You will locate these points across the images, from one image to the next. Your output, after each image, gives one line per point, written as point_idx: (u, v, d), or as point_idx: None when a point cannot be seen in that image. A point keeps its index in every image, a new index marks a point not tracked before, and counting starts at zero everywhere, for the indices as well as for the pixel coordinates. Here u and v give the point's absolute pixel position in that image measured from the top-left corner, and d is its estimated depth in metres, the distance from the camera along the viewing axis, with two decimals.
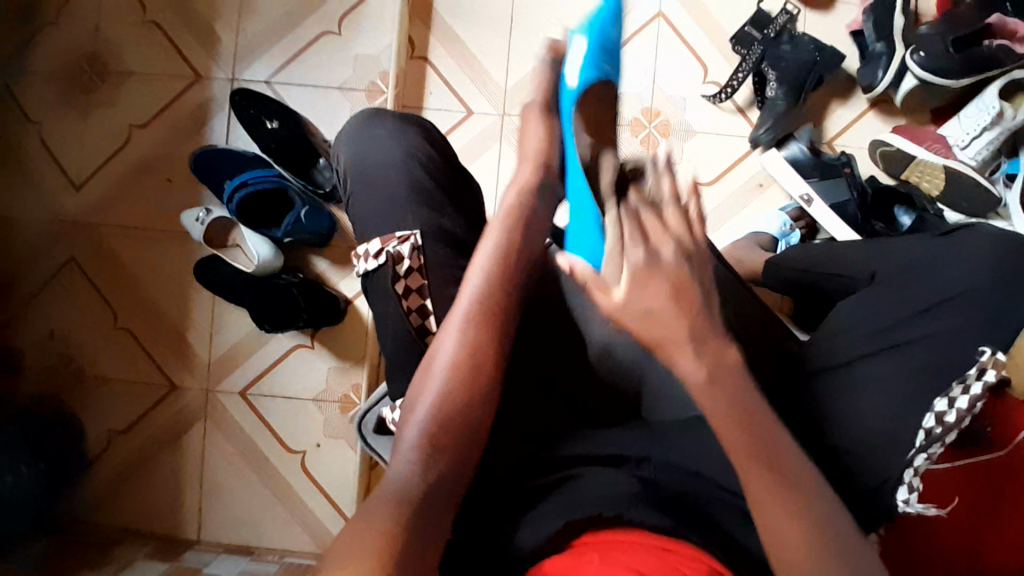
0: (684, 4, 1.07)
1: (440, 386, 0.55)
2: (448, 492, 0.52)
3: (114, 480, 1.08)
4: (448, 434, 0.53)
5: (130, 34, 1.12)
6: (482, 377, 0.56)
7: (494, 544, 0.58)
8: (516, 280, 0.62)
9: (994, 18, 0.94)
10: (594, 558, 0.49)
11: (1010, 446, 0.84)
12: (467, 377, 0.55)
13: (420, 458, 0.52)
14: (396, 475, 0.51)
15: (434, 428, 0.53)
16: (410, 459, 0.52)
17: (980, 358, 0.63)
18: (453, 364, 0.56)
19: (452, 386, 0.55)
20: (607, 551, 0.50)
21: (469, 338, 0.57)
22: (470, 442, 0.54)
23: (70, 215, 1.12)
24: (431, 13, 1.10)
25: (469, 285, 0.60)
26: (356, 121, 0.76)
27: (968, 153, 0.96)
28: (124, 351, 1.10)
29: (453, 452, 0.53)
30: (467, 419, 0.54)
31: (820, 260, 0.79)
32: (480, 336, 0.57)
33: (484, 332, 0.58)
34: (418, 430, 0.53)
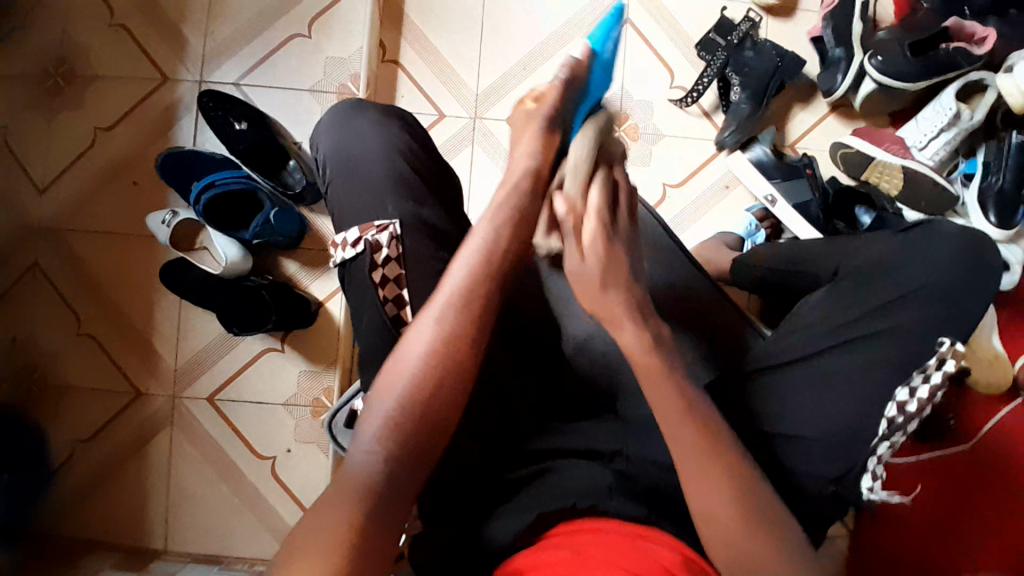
0: (649, 10, 1.10)
1: (409, 375, 0.54)
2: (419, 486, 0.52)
3: (79, 491, 1.05)
4: (412, 422, 0.53)
5: (96, 35, 1.10)
6: (451, 366, 0.55)
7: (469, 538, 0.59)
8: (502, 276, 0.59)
9: (951, 22, 0.98)
10: (570, 549, 0.49)
11: (973, 439, 0.95)
12: (435, 366, 0.54)
13: (386, 448, 0.52)
14: (364, 464, 0.51)
15: (399, 417, 0.53)
16: (370, 447, 0.52)
17: (939, 348, 0.65)
18: (425, 362, 0.54)
19: (419, 377, 0.54)
20: (581, 541, 0.51)
21: (442, 326, 0.55)
22: (437, 431, 0.54)
23: (33, 219, 1.09)
24: (403, 18, 1.11)
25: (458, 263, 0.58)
26: (337, 111, 0.76)
27: (926, 154, 1.01)
28: (88, 358, 1.07)
29: (418, 441, 0.53)
30: (435, 409, 0.54)
31: (792, 257, 0.81)
32: (454, 321, 0.56)
33: (461, 319, 0.56)
34: (382, 418, 0.53)
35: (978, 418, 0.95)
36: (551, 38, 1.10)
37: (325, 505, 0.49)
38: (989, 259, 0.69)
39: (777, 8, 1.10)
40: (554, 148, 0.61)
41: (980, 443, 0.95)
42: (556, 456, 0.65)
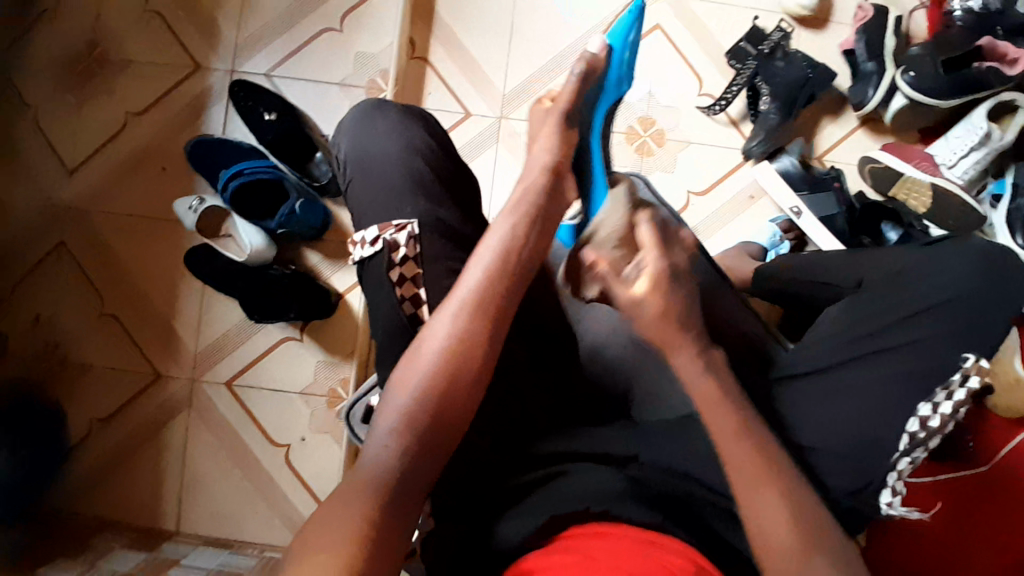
0: (680, 16, 1.10)
1: (426, 370, 0.55)
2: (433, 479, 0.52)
3: (95, 469, 1.07)
4: (426, 418, 0.53)
5: (131, 21, 1.12)
6: (469, 364, 0.55)
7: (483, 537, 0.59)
8: (519, 274, 0.61)
9: (984, 41, 0.97)
10: (582, 551, 0.50)
11: (991, 462, 0.94)
12: (453, 364, 0.55)
13: (401, 443, 0.52)
14: (379, 458, 0.52)
15: (415, 412, 0.53)
16: (386, 441, 0.52)
17: (963, 365, 0.65)
18: (441, 360, 0.55)
19: (436, 374, 0.54)
20: (594, 546, 0.51)
21: (460, 323, 0.56)
22: (452, 427, 0.54)
23: (62, 199, 1.11)
24: (433, 15, 1.12)
25: (473, 268, 0.60)
26: (357, 112, 0.76)
27: (955, 173, 0.99)
28: (109, 339, 1.09)
29: (432, 437, 0.53)
30: (450, 403, 0.54)
31: (807, 267, 0.81)
32: (472, 319, 0.57)
33: (478, 317, 0.57)
34: (397, 412, 0.53)
35: (997, 440, 0.94)
36: (580, 41, 1.10)
37: (343, 495, 0.50)
38: (1014, 271, 0.69)
39: (809, 19, 1.09)
40: (569, 144, 0.73)
41: (999, 465, 0.93)
42: (569, 459, 0.64)
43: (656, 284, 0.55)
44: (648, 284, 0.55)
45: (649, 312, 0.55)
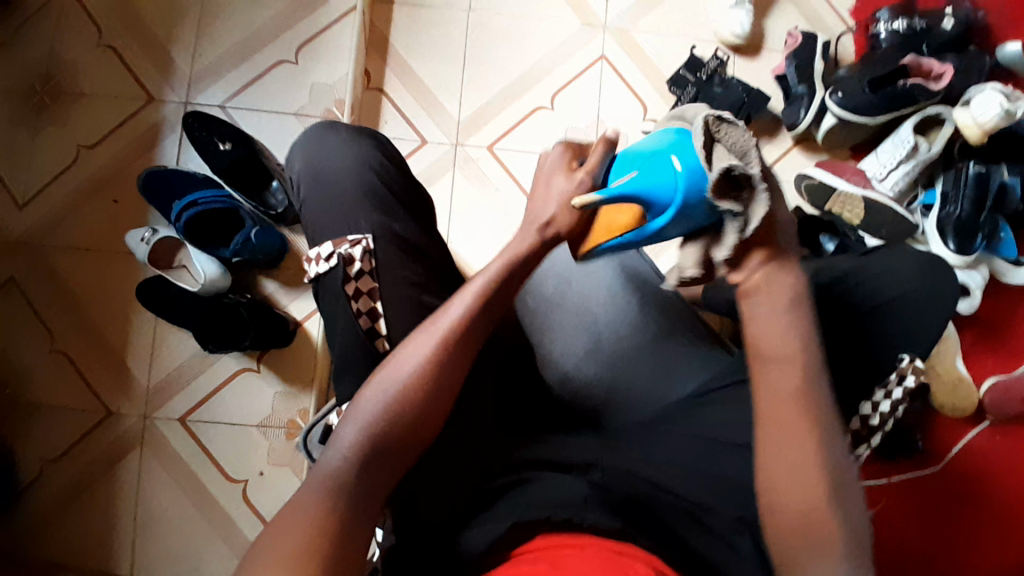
0: (623, 46, 1.16)
1: (399, 380, 0.55)
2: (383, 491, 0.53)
3: (43, 515, 1.01)
4: (390, 433, 0.54)
5: (82, 56, 1.12)
6: (442, 385, 0.57)
7: (447, 548, 0.59)
8: (498, 299, 0.61)
9: (908, 60, 1.04)
10: (544, 566, 0.49)
11: (942, 461, 1.02)
12: (428, 378, 0.56)
13: (360, 456, 0.52)
14: (335, 474, 0.52)
15: (375, 425, 0.54)
16: (343, 454, 0.52)
17: (899, 365, 0.72)
18: (409, 382, 0.55)
19: (409, 390, 0.55)
20: (557, 559, 0.51)
21: (438, 345, 0.57)
22: (414, 439, 0.55)
23: (10, 233, 1.08)
24: (387, 47, 1.15)
25: (469, 288, 0.60)
26: (309, 132, 0.78)
27: (886, 185, 1.07)
28: (59, 377, 1.05)
29: (393, 450, 0.54)
30: (412, 419, 0.55)
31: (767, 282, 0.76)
32: (456, 333, 0.58)
33: (458, 332, 0.58)
34: (361, 424, 0.54)
35: (946, 442, 1.03)
36: (531, 70, 1.15)
37: (296, 517, 0.48)
38: (948, 272, 0.73)
39: (743, 47, 1.16)
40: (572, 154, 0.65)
41: (950, 463, 1.02)
42: (534, 467, 0.64)
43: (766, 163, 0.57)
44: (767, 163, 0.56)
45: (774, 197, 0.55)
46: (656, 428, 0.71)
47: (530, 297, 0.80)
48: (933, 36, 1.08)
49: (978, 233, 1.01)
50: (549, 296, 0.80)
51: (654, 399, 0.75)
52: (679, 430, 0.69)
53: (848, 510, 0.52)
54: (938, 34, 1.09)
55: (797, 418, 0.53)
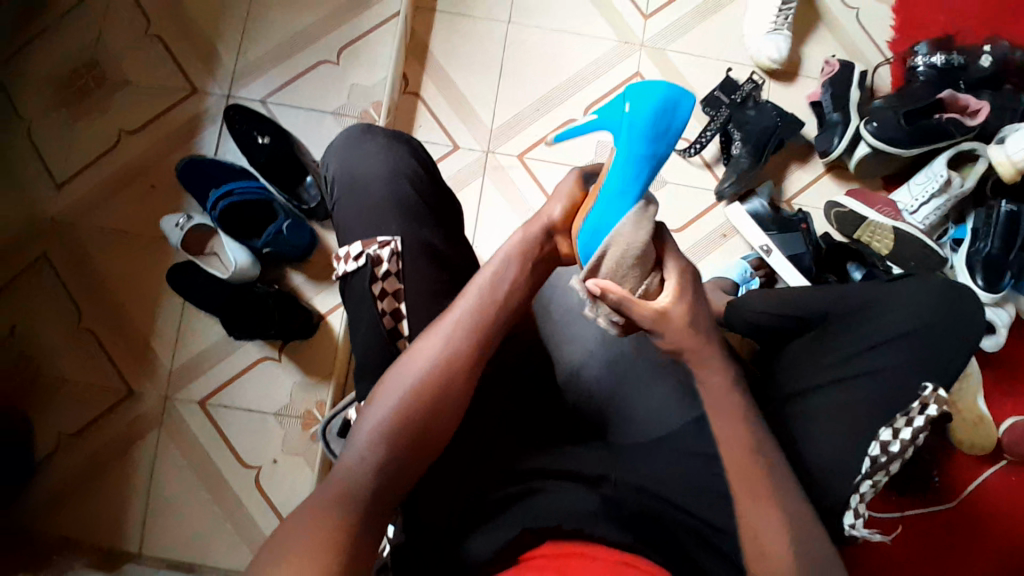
0: (659, 65, 1.17)
1: (409, 382, 0.56)
2: (396, 495, 0.53)
3: (58, 489, 1.03)
4: (405, 432, 0.54)
5: (131, 46, 1.15)
6: (454, 387, 0.57)
7: (453, 549, 0.59)
8: (507, 303, 0.61)
9: (945, 94, 1.04)
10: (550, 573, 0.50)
11: (958, 498, 1.01)
12: (443, 378, 0.56)
13: (377, 453, 0.53)
14: (349, 473, 0.53)
15: (391, 423, 0.54)
16: (362, 451, 0.53)
17: (922, 393, 0.69)
18: (420, 382, 0.56)
19: (420, 391, 0.55)
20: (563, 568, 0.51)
21: (450, 347, 0.57)
22: (426, 442, 0.55)
23: (48, 213, 1.11)
24: (425, 53, 1.17)
25: (469, 292, 0.61)
26: (347, 133, 0.80)
27: (917, 217, 1.06)
28: (84, 355, 1.07)
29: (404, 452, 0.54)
30: (423, 421, 0.55)
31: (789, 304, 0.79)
32: (470, 334, 0.59)
33: (470, 335, 0.59)
34: (377, 422, 0.54)
35: (962, 479, 1.01)
36: (566, 84, 1.16)
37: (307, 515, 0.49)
38: (972, 304, 0.73)
39: (778, 72, 1.17)
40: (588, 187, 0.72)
41: (966, 500, 1.01)
42: (544, 476, 0.64)
43: (680, 296, 0.57)
44: (675, 292, 0.57)
45: (676, 323, 0.57)
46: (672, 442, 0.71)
47: (548, 302, 0.78)
48: (969, 72, 1.09)
49: (1006, 271, 1.00)
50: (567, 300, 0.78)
51: (662, 417, 0.71)
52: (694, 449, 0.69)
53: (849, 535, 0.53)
54: (975, 71, 1.09)
55: None
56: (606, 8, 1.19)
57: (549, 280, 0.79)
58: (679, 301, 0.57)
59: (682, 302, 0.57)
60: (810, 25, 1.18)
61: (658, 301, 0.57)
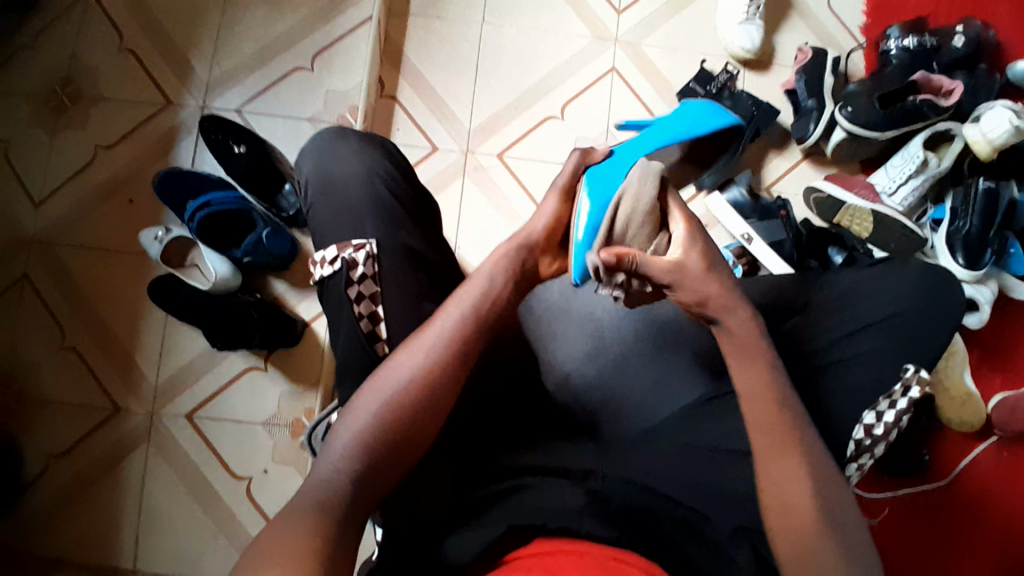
0: (634, 59, 1.18)
1: (391, 392, 0.55)
2: (370, 502, 0.53)
3: (48, 509, 1.02)
4: (383, 443, 0.54)
5: (104, 61, 1.15)
6: (436, 398, 0.57)
7: (431, 553, 0.57)
8: (493, 314, 0.61)
9: (919, 76, 1.04)
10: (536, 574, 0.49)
11: (949, 476, 1.01)
12: (421, 389, 0.56)
13: (352, 467, 0.53)
14: (322, 479, 0.52)
15: (369, 434, 0.54)
16: (337, 464, 0.53)
17: (903, 375, 0.69)
18: (403, 394, 0.55)
19: (401, 401, 0.55)
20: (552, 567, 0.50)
21: (431, 360, 0.57)
22: (401, 450, 0.55)
23: (28, 232, 1.10)
24: (401, 56, 1.17)
25: (456, 304, 0.60)
26: (319, 138, 0.79)
27: (895, 199, 1.07)
28: (68, 374, 1.06)
29: (381, 461, 0.54)
30: (404, 430, 0.55)
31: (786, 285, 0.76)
32: (454, 346, 0.58)
33: (455, 347, 0.58)
34: (353, 435, 0.54)
35: (953, 458, 1.02)
36: (542, 82, 1.17)
37: (284, 527, 0.49)
38: (951, 286, 0.74)
39: (753, 62, 1.17)
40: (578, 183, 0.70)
41: (957, 479, 1.01)
42: (532, 473, 0.63)
43: (692, 246, 0.58)
44: (685, 238, 0.59)
45: (692, 273, 0.57)
46: (657, 433, 0.71)
47: (535, 303, 0.80)
48: (943, 54, 1.10)
49: (987, 249, 1.00)
50: (556, 297, 0.81)
51: (650, 410, 0.75)
52: (678, 440, 0.69)
53: (837, 517, 0.53)
54: (948, 52, 1.10)
55: (788, 437, 0.55)
56: (579, 4, 1.19)
57: (534, 293, 0.80)
58: (692, 251, 0.58)
59: (695, 251, 0.58)
60: (783, 13, 1.19)
61: (669, 254, 0.59)
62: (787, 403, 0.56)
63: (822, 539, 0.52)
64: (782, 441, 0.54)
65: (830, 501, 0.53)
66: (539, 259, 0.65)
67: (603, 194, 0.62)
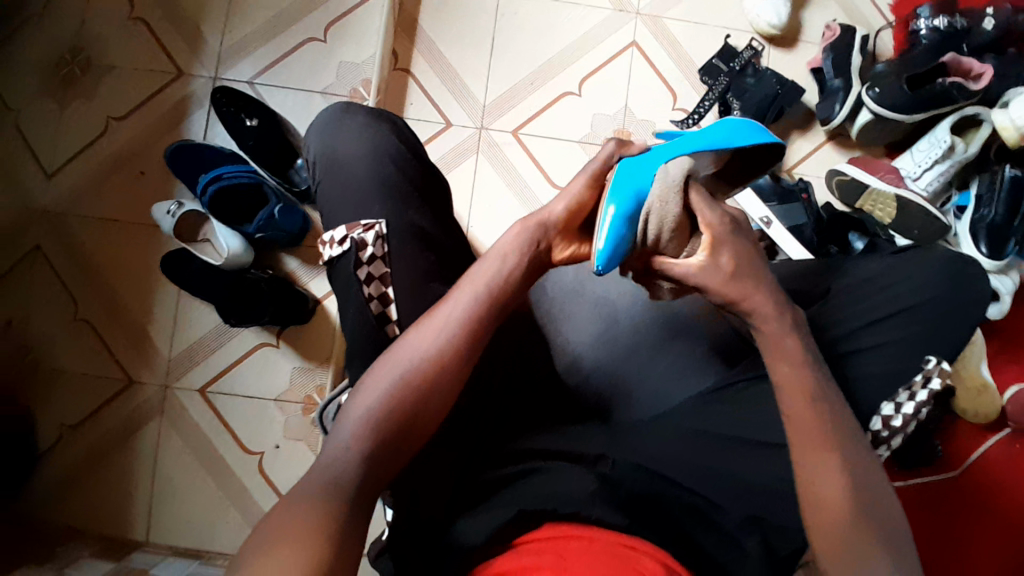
0: (654, 33, 1.14)
1: (401, 374, 0.55)
2: (380, 482, 0.53)
3: (64, 478, 1.04)
4: (393, 424, 0.54)
5: (114, 29, 1.13)
6: (445, 380, 0.56)
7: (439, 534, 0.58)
8: (507, 297, 0.60)
9: (949, 57, 1.00)
10: (549, 560, 0.49)
11: (959, 467, 1.02)
12: (431, 371, 0.55)
13: (361, 447, 0.52)
14: (332, 459, 0.52)
15: (379, 415, 0.54)
16: (347, 443, 0.53)
17: (925, 366, 0.68)
18: (413, 376, 0.55)
19: (411, 382, 0.55)
20: (564, 553, 0.50)
21: (440, 342, 0.56)
22: (410, 432, 0.55)
23: (40, 204, 1.10)
24: (415, 28, 1.14)
25: (465, 286, 0.59)
26: (329, 113, 0.78)
27: (919, 185, 1.04)
28: (82, 346, 1.07)
29: (391, 442, 0.54)
30: (414, 412, 0.55)
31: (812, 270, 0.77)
32: (463, 328, 0.57)
33: (465, 329, 0.57)
34: (363, 416, 0.54)
35: (965, 448, 1.02)
36: (560, 56, 1.14)
37: (292, 510, 0.48)
38: (976, 278, 0.72)
39: (778, 38, 1.14)
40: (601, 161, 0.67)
41: (968, 470, 1.01)
42: (542, 458, 0.63)
43: (720, 246, 0.56)
44: (710, 245, 0.55)
45: (720, 274, 0.56)
46: (669, 419, 0.70)
47: (549, 283, 0.79)
48: (973, 36, 1.06)
49: (1010, 239, 0.98)
50: (570, 278, 0.80)
51: (665, 397, 0.74)
52: (688, 427, 0.69)
53: (856, 511, 0.52)
54: (976, 36, 1.05)
55: (805, 429, 0.54)
56: None
57: (547, 278, 0.80)
58: (720, 252, 0.55)
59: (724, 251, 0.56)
60: None
61: (694, 257, 0.56)
62: (805, 395, 0.55)
63: (833, 532, 0.51)
64: (796, 433, 0.54)
65: (849, 495, 0.52)
66: (552, 242, 0.63)
67: (630, 188, 0.57)
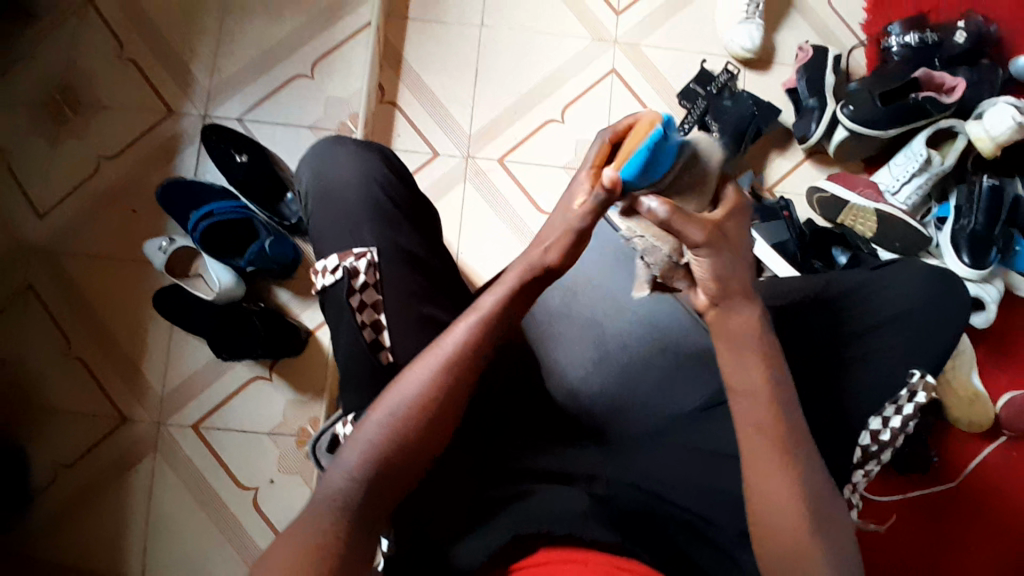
0: (634, 60, 1.17)
1: (402, 402, 0.55)
2: (382, 509, 0.53)
3: (57, 518, 1.03)
4: (395, 452, 0.54)
5: (105, 70, 1.15)
6: (445, 406, 0.56)
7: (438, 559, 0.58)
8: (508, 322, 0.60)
9: (921, 73, 1.04)
10: None
11: (958, 478, 1.01)
12: (432, 398, 0.56)
13: (363, 476, 0.53)
14: (334, 488, 0.53)
15: (381, 444, 0.54)
16: (349, 472, 0.53)
17: (910, 380, 0.69)
18: (415, 403, 0.55)
19: (413, 410, 0.55)
20: None
21: (439, 369, 0.56)
22: (412, 458, 0.55)
23: (32, 242, 1.11)
24: (400, 61, 1.17)
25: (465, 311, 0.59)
26: (320, 147, 0.79)
27: (899, 199, 1.07)
28: (74, 384, 1.07)
29: (393, 469, 0.54)
30: (416, 440, 0.55)
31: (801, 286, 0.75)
32: (463, 352, 0.57)
33: (466, 355, 0.57)
34: (365, 445, 0.54)
35: (962, 458, 1.02)
36: (542, 85, 1.17)
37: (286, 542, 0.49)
38: (961, 289, 0.74)
39: (753, 61, 1.17)
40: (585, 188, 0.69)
41: (965, 480, 1.01)
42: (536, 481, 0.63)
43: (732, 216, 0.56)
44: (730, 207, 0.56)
45: (728, 257, 0.56)
46: (661, 438, 0.71)
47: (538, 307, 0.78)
48: (945, 50, 1.09)
49: (992, 247, 1.00)
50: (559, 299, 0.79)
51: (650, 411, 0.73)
52: (682, 443, 0.69)
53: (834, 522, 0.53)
54: (951, 47, 1.09)
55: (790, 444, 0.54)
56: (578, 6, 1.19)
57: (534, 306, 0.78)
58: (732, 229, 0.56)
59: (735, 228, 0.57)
60: (783, 11, 1.18)
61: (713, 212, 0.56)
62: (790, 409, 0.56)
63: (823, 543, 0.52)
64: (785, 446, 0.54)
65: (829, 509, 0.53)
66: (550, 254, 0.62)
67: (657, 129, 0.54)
